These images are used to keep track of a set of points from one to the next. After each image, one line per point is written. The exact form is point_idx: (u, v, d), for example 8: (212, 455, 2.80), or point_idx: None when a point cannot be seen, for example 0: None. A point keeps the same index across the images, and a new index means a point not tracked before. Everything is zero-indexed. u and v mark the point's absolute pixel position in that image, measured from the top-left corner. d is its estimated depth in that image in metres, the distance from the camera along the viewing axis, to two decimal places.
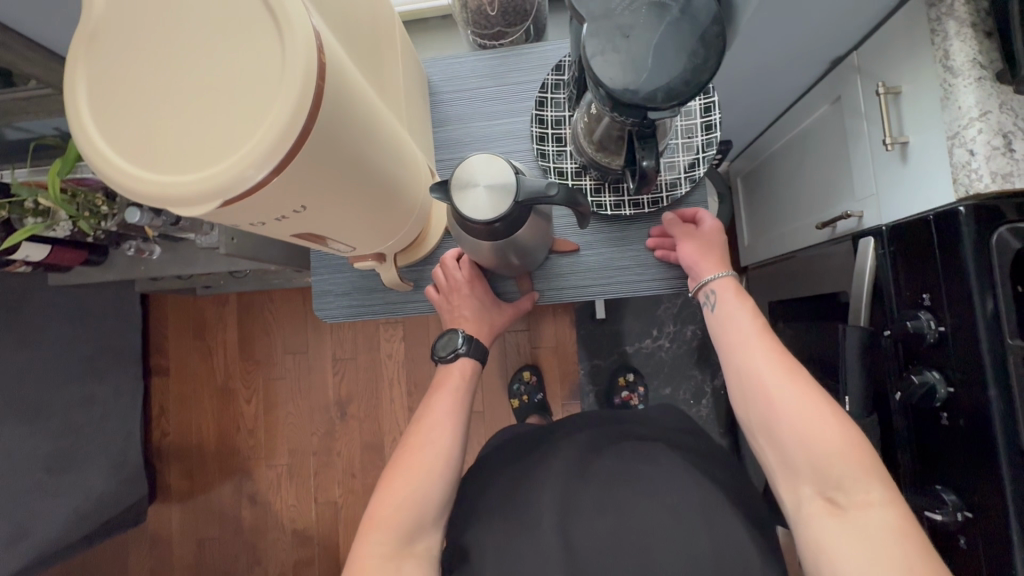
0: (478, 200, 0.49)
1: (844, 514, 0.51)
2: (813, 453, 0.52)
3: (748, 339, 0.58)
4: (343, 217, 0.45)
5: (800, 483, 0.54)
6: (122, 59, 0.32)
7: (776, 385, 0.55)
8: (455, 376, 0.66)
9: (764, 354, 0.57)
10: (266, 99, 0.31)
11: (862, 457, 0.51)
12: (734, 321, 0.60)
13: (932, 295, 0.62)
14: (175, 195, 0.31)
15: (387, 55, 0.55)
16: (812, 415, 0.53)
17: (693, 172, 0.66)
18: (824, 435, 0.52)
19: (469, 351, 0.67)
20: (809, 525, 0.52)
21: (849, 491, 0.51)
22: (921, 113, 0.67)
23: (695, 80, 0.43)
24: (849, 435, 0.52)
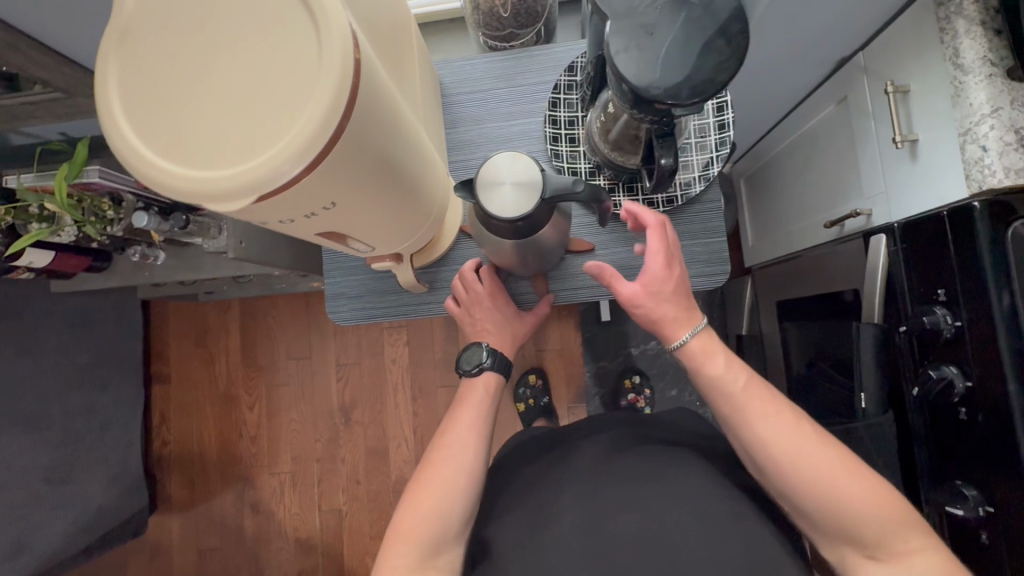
0: (503, 197, 0.49)
1: (886, 562, 0.52)
2: (850, 517, 0.52)
3: (750, 410, 0.55)
4: (366, 216, 0.45)
5: (840, 544, 0.54)
6: (154, 52, 0.31)
7: (796, 462, 0.53)
8: (479, 389, 0.67)
9: (771, 421, 0.55)
10: (303, 93, 0.31)
11: (895, 511, 0.51)
12: (722, 386, 0.57)
13: (947, 290, 0.63)
14: (211, 190, 0.30)
15: (404, 55, 0.54)
16: (838, 477, 0.52)
17: (707, 171, 0.67)
18: (846, 494, 0.52)
19: (494, 365, 0.67)
20: (856, 575, 0.54)
21: (889, 545, 0.51)
22: (930, 112, 0.67)
23: (719, 76, 0.43)
24: (869, 489, 0.52)
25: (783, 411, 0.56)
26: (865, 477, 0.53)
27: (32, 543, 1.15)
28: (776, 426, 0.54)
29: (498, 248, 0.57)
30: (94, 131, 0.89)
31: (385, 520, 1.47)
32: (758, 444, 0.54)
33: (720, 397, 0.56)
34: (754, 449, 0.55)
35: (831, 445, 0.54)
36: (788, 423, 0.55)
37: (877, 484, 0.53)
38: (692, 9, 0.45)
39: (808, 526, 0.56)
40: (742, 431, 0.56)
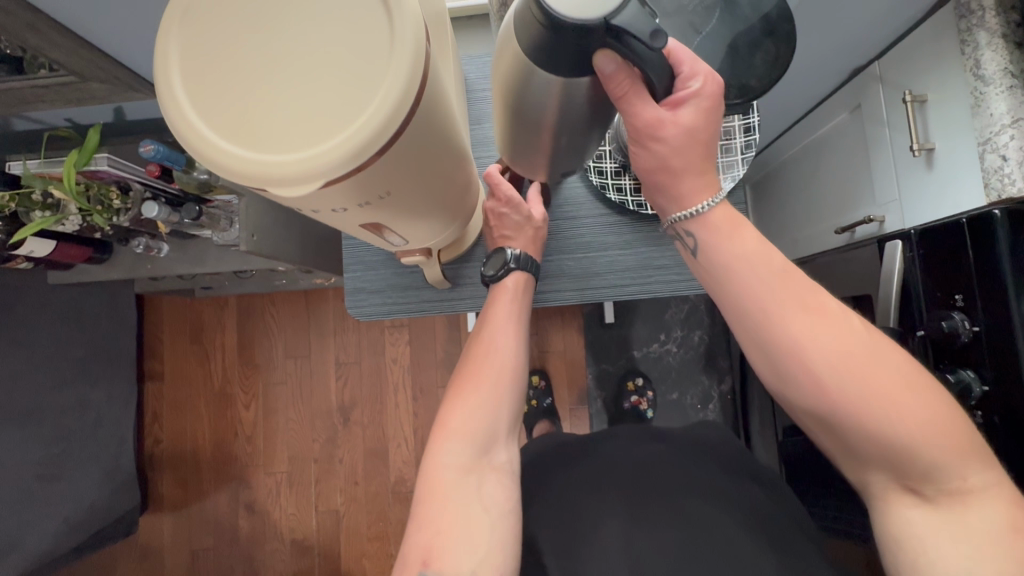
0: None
1: (931, 498, 0.47)
2: (896, 442, 0.44)
3: (789, 309, 0.44)
4: (412, 206, 0.45)
5: (873, 470, 0.48)
6: (217, 31, 0.30)
7: (844, 377, 0.44)
8: (510, 289, 0.64)
9: (817, 324, 0.44)
10: (374, 78, 0.30)
11: (950, 437, 0.44)
12: (748, 274, 0.45)
13: (965, 295, 0.64)
14: (278, 176, 0.30)
15: (440, 49, 0.53)
16: (897, 397, 0.43)
17: (734, 173, 0.67)
18: (902, 410, 0.43)
19: (520, 266, 0.64)
20: (890, 506, 0.49)
21: (938, 482, 0.46)
22: (949, 121, 0.68)
23: (765, 79, 0.45)
24: (929, 405, 0.44)
25: (824, 308, 0.45)
26: (924, 395, 0.44)
27: (23, 541, 1.12)
28: (822, 329, 0.44)
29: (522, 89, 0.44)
30: (102, 119, 0.87)
31: (383, 521, 1.45)
32: (788, 353, 0.45)
33: (750, 300, 0.45)
34: (792, 359, 0.45)
35: (890, 357, 0.45)
36: (836, 329, 0.44)
37: (936, 400, 0.44)
38: (739, 10, 0.45)
39: (837, 444, 0.49)
40: (774, 338, 0.45)
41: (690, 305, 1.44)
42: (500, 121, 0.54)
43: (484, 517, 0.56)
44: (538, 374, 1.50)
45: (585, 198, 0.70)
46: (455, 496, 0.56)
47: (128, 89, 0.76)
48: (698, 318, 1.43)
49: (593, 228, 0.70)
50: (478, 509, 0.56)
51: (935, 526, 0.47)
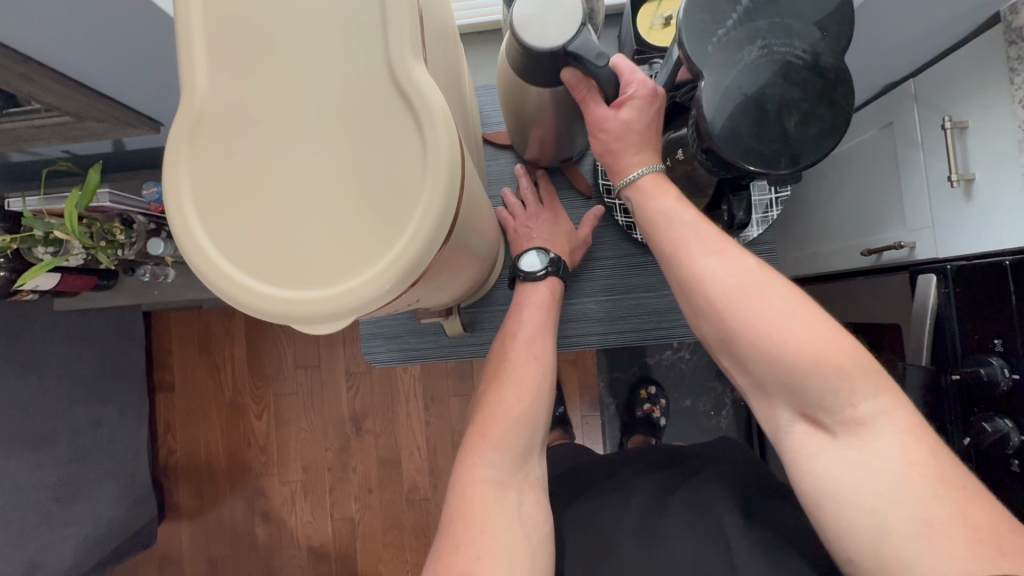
0: (534, 27, 0.43)
1: (832, 437, 0.43)
2: (791, 370, 0.42)
3: (695, 244, 0.46)
4: (440, 290, 0.44)
5: (778, 404, 0.45)
6: (233, 157, 0.28)
7: (736, 300, 0.43)
8: (542, 295, 0.62)
9: (714, 258, 0.45)
10: (405, 204, 0.27)
11: (842, 358, 0.42)
12: (662, 218, 0.48)
13: (1005, 341, 0.61)
14: (304, 314, 0.27)
15: (458, 82, 0.49)
16: (784, 320, 0.42)
17: (767, 213, 0.64)
18: (802, 337, 0.42)
19: (552, 272, 0.62)
20: (796, 453, 0.45)
21: (834, 409, 0.43)
22: (993, 153, 0.65)
23: (824, 147, 0.42)
24: (827, 333, 0.42)
25: (726, 244, 0.46)
26: (816, 321, 0.43)
27: (45, 561, 1.13)
28: (716, 260, 0.45)
29: (520, 95, 0.52)
30: (101, 150, 0.84)
31: (397, 528, 1.47)
32: (691, 278, 0.46)
33: (658, 233, 0.49)
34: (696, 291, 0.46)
35: (782, 286, 0.44)
36: (732, 259, 0.45)
37: (827, 323, 0.43)
38: (794, 68, 0.42)
39: (748, 385, 0.47)
40: (678, 266, 0.47)
41: None
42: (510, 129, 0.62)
43: (526, 540, 0.52)
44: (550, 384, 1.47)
45: (607, 237, 0.68)
46: (495, 511, 0.51)
47: (127, 125, 0.74)
48: None
49: (618, 269, 0.68)
50: (518, 529, 0.51)
51: (840, 466, 0.43)
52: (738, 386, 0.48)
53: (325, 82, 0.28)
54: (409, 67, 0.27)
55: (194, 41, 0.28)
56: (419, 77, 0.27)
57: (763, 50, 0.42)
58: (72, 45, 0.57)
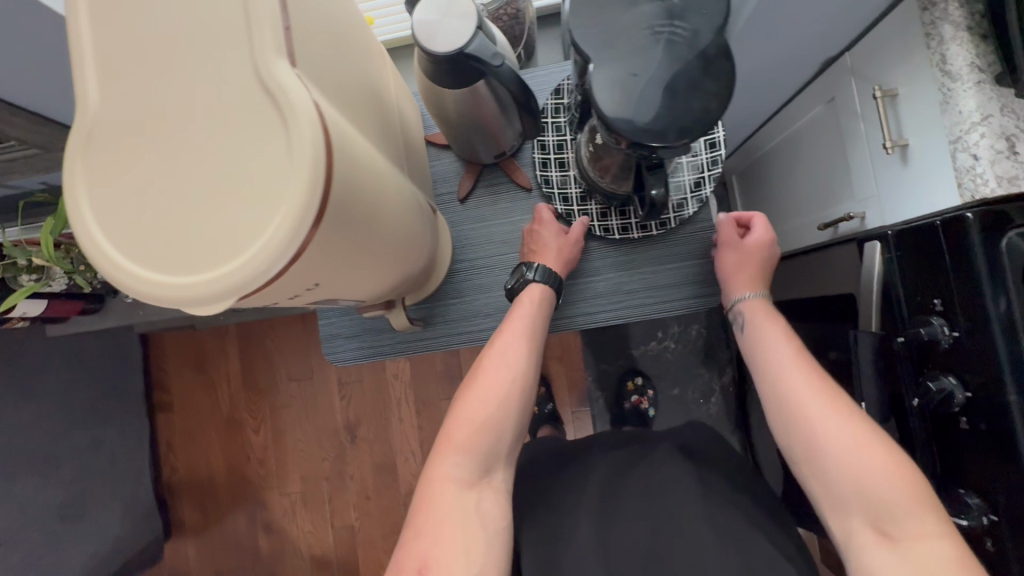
0: (435, 33, 0.46)
1: (897, 546, 0.47)
2: (861, 481, 0.49)
3: (782, 366, 0.58)
4: (361, 280, 0.46)
5: (851, 516, 0.50)
6: (123, 161, 0.31)
7: (812, 416, 0.53)
8: (523, 304, 0.64)
9: (801, 380, 0.56)
10: (275, 188, 0.29)
11: (904, 480, 0.48)
12: (768, 343, 0.60)
13: (944, 300, 0.62)
14: (191, 297, 0.30)
15: (376, 87, 0.52)
16: (843, 440, 0.51)
17: (700, 189, 0.68)
18: (868, 452, 0.50)
19: (538, 276, 0.64)
20: (861, 560, 0.49)
21: (899, 520, 0.47)
22: (922, 117, 0.66)
23: (711, 122, 0.43)
24: (894, 454, 0.50)
25: (820, 379, 0.56)
26: (876, 447, 0.50)
27: None
28: (801, 381, 0.56)
29: (441, 104, 0.55)
30: None
31: (397, 533, 1.49)
32: (780, 399, 0.56)
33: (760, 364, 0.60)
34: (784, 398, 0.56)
35: (849, 410, 0.53)
36: (815, 383, 0.55)
37: (889, 449, 0.50)
38: (678, 48, 0.44)
39: (824, 500, 0.52)
40: (775, 385, 0.57)
41: None
42: (452, 140, 0.65)
43: (483, 531, 0.54)
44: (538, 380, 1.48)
45: None
46: (455, 509, 0.54)
47: None
48: (693, 313, 1.43)
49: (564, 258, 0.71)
50: (476, 520, 0.54)
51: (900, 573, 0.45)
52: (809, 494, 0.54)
53: (199, 89, 0.30)
54: (271, 64, 0.30)
55: (84, 61, 0.31)
56: (279, 73, 0.30)
57: (647, 33, 0.45)
58: (27, 80, 0.61)
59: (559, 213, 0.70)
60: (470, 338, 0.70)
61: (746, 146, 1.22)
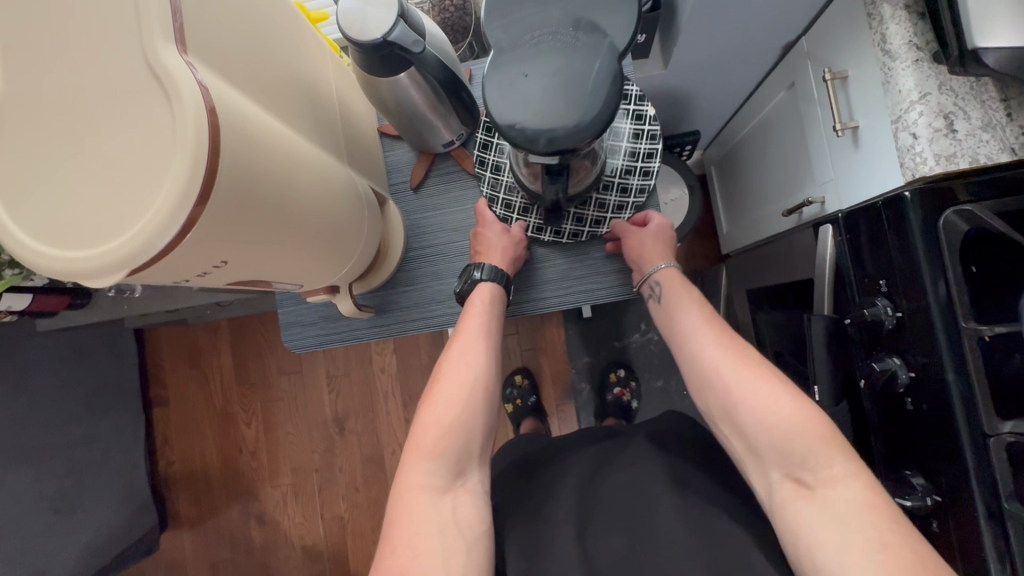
0: (358, 22, 0.48)
1: (813, 493, 0.52)
2: (777, 434, 0.54)
3: (692, 330, 0.63)
4: (284, 262, 0.47)
5: (769, 466, 0.55)
6: (16, 141, 0.32)
7: (722, 369, 0.59)
8: (477, 305, 0.65)
9: (713, 343, 0.61)
10: (160, 166, 0.31)
11: (811, 434, 0.53)
12: (678, 311, 0.66)
13: (888, 282, 0.62)
14: (84, 270, 0.31)
15: (309, 76, 0.53)
16: (742, 396, 0.57)
17: (619, 214, 0.70)
18: (781, 411, 0.54)
19: (487, 276, 0.65)
20: (784, 511, 0.53)
21: (813, 468, 0.52)
22: (869, 98, 0.65)
23: (572, 140, 0.45)
24: (806, 411, 0.54)
25: (733, 342, 0.61)
26: (781, 400, 0.55)
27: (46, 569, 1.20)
28: (705, 342, 0.62)
29: (373, 93, 0.56)
30: None
31: None
32: (696, 358, 0.62)
33: (677, 328, 0.65)
34: (704, 369, 0.60)
35: (756, 368, 0.58)
36: (720, 342, 0.61)
37: (795, 406, 0.55)
38: (573, 56, 0.46)
39: (744, 450, 0.58)
40: (688, 347, 0.63)
41: None
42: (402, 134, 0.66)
43: (462, 539, 0.55)
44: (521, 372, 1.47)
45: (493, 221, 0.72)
46: (432, 514, 0.55)
47: None
48: None
49: None
50: (454, 528, 0.55)
51: (815, 518, 0.50)
52: (736, 453, 0.59)
53: (87, 69, 0.32)
54: (157, 48, 0.31)
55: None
56: (165, 57, 0.32)
57: (550, 37, 0.47)
58: None
59: (483, 194, 0.70)
60: (423, 324, 0.71)
61: (722, 136, 1.22)
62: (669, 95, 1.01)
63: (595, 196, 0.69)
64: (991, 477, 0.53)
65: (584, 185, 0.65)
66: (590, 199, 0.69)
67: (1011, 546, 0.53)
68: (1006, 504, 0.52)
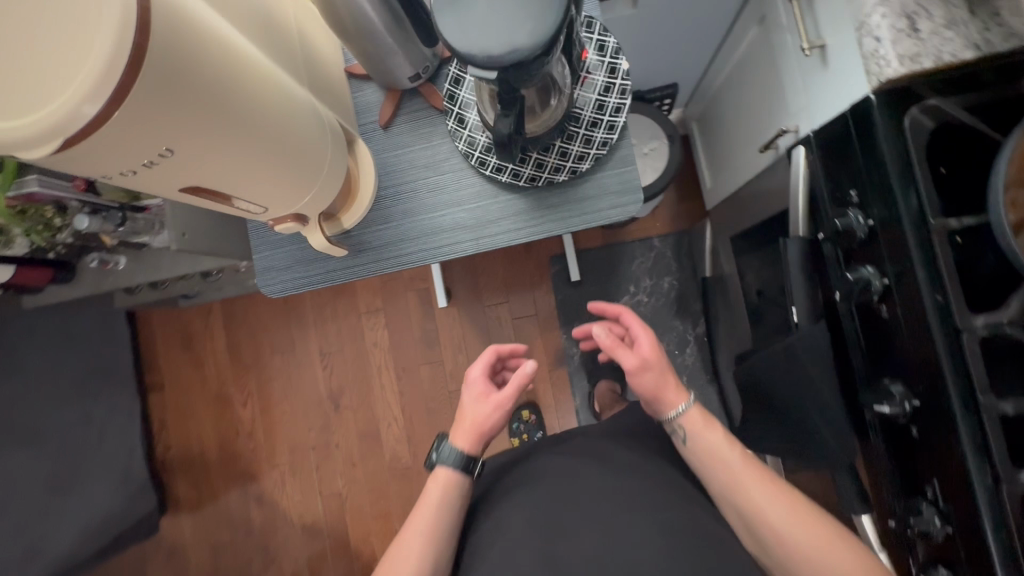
0: None
1: None
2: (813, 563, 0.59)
3: (742, 476, 0.67)
4: (239, 171, 0.47)
5: None
6: None
7: (755, 508, 0.64)
8: (435, 485, 0.73)
9: (755, 484, 0.66)
10: (89, 33, 0.31)
11: (832, 560, 0.58)
12: (715, 454, 0.70)
13: (859, 191, 0.62)
14: (14, 139, 0.31)
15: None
16: (773, 526, 0.62)
17: (578, 165, 0.66)
18: (810, 536, 0.60)
19: (446, 459, 0.74)
20: None
21: None
22: (834, 12, 0.65)
23: (507, 59, 0.44)
24: (834, 540, 0.60)
25: (768, 481, 0.66)
26: (811, 527, 0.61)
27: (43, 550, 1.21)
28: (751, 486, 0.66)
29: (331, 16, 0.56)
30: None
31: (384, 499, 1.52)
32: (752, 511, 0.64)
33: (720, 472, 0.69)
34: (744, 496, 0.66)
35: (788, 499, 0.64)
36: (758, 489, 0.65)
37: (822, 532, 0.60)
38: None
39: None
40: (724, 480, 0.68)
41: (656, 254, 1.46)
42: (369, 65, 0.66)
43: None
44: (527, 408, 1.45)
45: (457, 159, 0.70)
46: None
47: None
48: (664, 264, 1.45)
49: (457, 193, 0.70)
50: None
51: None
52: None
53: None
54: None
55: None
56: None
57: None
58: None
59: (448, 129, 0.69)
60: (398, 263, 0.72)
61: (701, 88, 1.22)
62: (643, 43, 1.00)
63: (557, 144, 0.66)
64: (966, 371, 0.53)
65: (543, 126, 0.62)
66: (552, 146, 0.66)
67: (987, 438, 0.52)
68: (981, 398, 0.52)
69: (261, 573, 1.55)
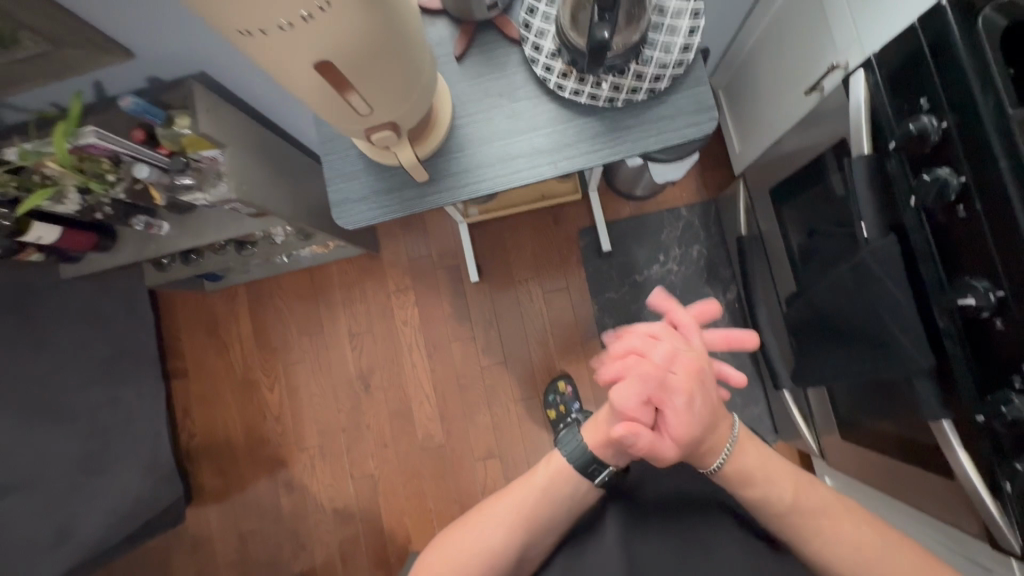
0: None
1: None
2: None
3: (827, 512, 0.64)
4: (370, 53, 0.48)
5: None
6: None
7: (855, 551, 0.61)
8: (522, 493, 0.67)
9: (849, 523, 0.63)
10: None
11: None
12: (806, 496, 0.65)
13: (930, 98, 0.64)
14: None
15: None
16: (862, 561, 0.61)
17: (656, 85, 0.69)
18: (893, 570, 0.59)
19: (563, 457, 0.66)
20: None
21: None
22: None
23: None
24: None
25: (856, 516, 0.64)
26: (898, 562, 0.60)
27: (75, 532, 1.16)
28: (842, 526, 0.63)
29: None
30: (85, 100, 0.90)
31: (418, 479, 1.49)
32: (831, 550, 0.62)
33: (805, 510, 0.64)
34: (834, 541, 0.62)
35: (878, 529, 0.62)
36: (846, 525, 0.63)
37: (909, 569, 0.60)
38: None
39: None
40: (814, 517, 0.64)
41: (684, 223, 1.49)
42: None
43: None
44: (563, 379, 1.43)
45: (532, 86, 0.72)
46: None
47: (106, 58, 0.80)
48: (693, 233, 1.48)
49: (532, 119, 0.72)
50: None
51: None
52: None
53: None
54: None
55: None
56: None
57: None
58: None
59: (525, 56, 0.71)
60: (475, 190, 0.72)
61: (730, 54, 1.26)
62: None
63: (633, 67, 0.68)
64: None
65: (625, 42, 0.64)
66: (628, 69, 0.68)
67: None
68: None
69: (292, 561, 1.50)
